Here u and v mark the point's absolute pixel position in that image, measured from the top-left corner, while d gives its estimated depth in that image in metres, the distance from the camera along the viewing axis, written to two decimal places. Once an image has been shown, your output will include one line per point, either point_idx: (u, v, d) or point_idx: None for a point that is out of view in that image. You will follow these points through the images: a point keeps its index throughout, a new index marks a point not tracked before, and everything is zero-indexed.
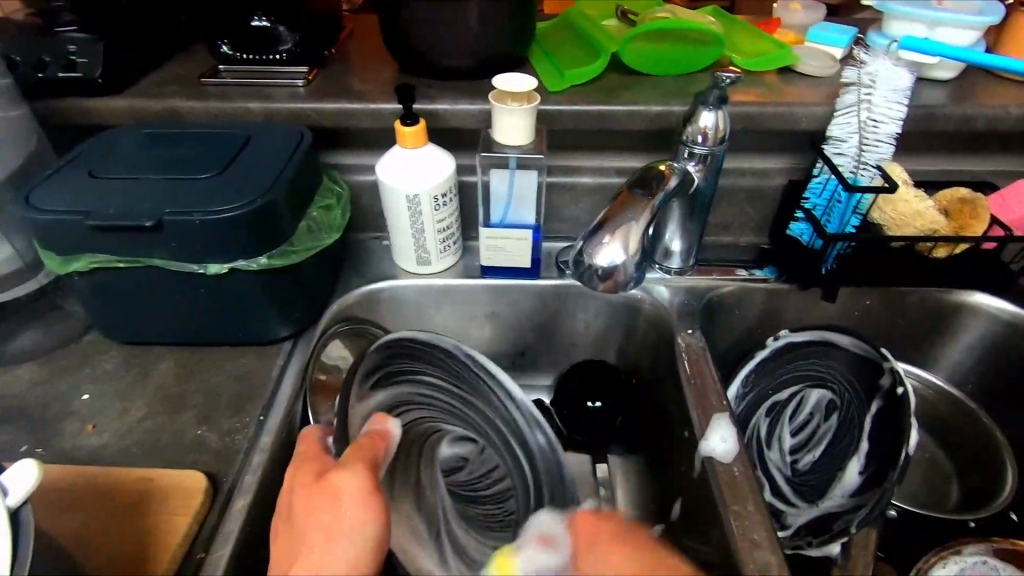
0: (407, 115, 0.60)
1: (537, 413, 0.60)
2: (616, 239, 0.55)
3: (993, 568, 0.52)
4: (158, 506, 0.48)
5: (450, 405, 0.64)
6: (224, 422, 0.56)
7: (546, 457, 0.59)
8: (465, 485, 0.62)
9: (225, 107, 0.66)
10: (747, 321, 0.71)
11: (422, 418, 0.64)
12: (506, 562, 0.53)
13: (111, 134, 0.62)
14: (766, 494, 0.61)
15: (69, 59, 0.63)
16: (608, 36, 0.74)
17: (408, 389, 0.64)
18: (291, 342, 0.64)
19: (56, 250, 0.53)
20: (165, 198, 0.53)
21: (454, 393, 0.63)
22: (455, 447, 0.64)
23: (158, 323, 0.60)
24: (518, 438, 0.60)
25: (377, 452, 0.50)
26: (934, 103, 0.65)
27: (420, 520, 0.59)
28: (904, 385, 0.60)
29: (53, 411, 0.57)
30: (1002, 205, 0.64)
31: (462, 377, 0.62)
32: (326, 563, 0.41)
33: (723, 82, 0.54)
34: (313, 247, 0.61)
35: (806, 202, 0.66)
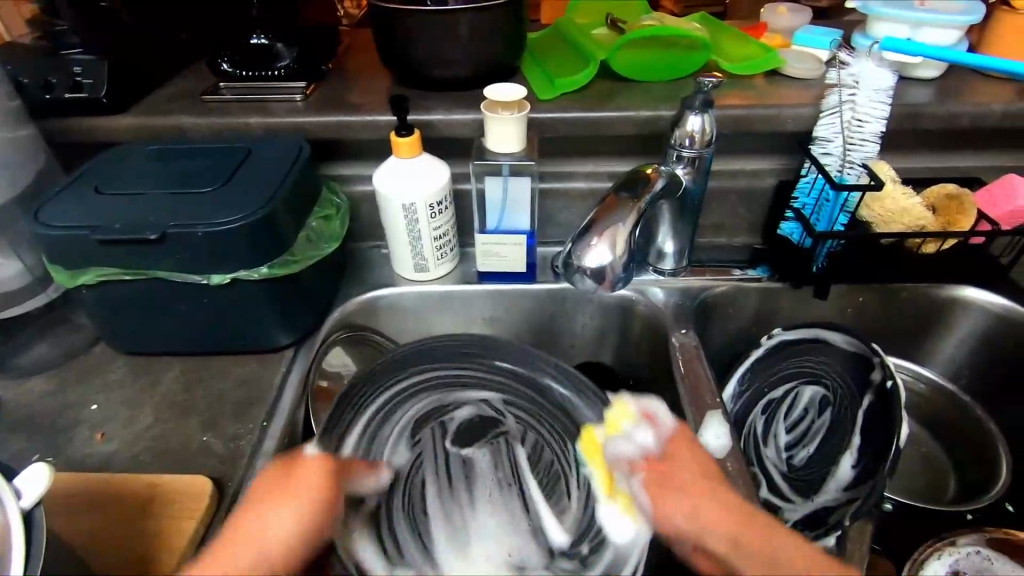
0: (402, 126, 0.62)
1: (501, 343, 0.61)
2: (604, 240, 0.56)
3: (986, 557, 0.53)
4: (167, 510, 0.49)
5: (434, 418, 0.60)
6: (229, 427, 0.58)
7: (544, 394, 0.60)
8: (500, 486, 0.57)
9: (227, 122, 0.68)
10: (741, 320, 0.72)
11: (423, 469, 0.57)
12: (595, 446, 0.56)
13: (116, 151, 0.64)
14: (762, 491, 0.62)
15: (75, 80, 0.65)
16: (598, 44, 0.75)
17: (355, 446, 0.55)
18: (293, 349, 0.65)
19: (65, 264, 0.55)
20: (169, 212, 0.55)
21: (424, 397, 0.60)
22: (474, 449, 0.59)
23: (164, 334, 0.62)
24: (483, 386, 0.61)
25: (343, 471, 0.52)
26: (919, 101, 0.66)
27: (483, 541, 0.54)
28: (893, 379, 0.60)
29: (63, 421, 0.59)
30: (990, 201, 0.65)
31: (457, 351, 0.61)
32: (271, 530, 0.43)
33: (706, 87, 0.56)
34: (312, 256, 0.62)
35: (795, 201, 0.68)
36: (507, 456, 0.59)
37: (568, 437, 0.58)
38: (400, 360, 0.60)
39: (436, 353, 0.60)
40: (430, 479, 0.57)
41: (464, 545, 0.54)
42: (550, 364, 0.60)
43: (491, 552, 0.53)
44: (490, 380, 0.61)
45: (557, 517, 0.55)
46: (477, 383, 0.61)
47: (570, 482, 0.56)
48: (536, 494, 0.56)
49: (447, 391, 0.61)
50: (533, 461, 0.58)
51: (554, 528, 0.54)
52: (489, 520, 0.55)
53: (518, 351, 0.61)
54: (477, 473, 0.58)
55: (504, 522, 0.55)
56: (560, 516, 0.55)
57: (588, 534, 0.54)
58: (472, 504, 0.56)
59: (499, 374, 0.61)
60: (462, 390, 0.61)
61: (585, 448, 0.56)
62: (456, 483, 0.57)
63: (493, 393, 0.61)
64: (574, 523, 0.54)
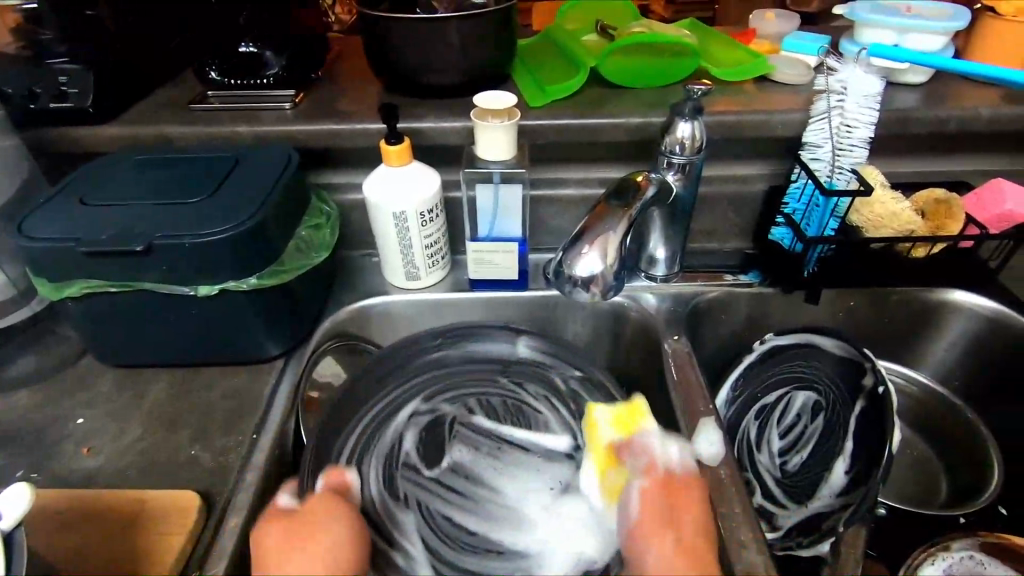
0: (391, 133, 0.61)
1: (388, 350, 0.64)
2: (594, 248, 0.56)
3: (979, 562, 0.53)
4: (153, 526, 0.48)
5: (410, 457, 0.58)
6: (218, 440, 0.57)
7: (454, 362, 0.65)
8: (495, 446, 0.59)
9: (215, 131, 0.67)
10: (733, 326, 0.72)
11: (435, 506, 0.55)
12: (594, 426, 0.56)
13: (102, 161, 0.63)
14: (756, 497, 0.62)
15: (60, 89, 0.64)
16: (588, 50, 0.76)
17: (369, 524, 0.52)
18: (283, 359, 0.64)
19: (48, 276, 0.54)
20: (156, 223, 0.54)
21: (369, 459, 0.57)
22: (449, 454, 0.59)
23: (151, 346, 0.61)
24: (405, 404, 0.61)
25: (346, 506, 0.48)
26: (907, 106, 0.66)
27: (517, 488, 0.56)
28: (885, 385, 0.60)
29: (48, 436, 0.58)
30: (978, 205, 0.65)
31: (369, 374, 0.62)
32: None
33: (695, 94, 0.56)
34: (302, 266, 0.61)
35: (786, 206, 0.68)
36: (474, 433, 0.60)
37: (494, 377, 0.64)
38: (322, 433, 0.56)
39: (352, 394, 0.60)
40: (453, 511, 0.55)
41: (522, 529, 0.53)
42: (437, 338, 0.65)
43: (539, 496, 0.55)
44: (406, 394, 0.62)
45: (546, 429, 0.60)
46: (397, 389, 0.62)
47: (529, 411, 0.61)
48: (519, 434, 0.60)
49: (383, 426, 0.59)
50: (492, 416, 0.61)
51: (552, 441, 0.59)
52: (515, 485, 0.56)
53: (414, 348, 0.64)
54: (463, 463, 0.58)
55: (521, 472, 0.57)
56: (548, 430, 0.60)
57: (576, 427, 0.60)
58: (488, 488, 0.56)
59: (405, 387, 0.62)
60: (388, 427, 0.59)
61: (586, 423, 0.57)
62: (463, 490, 0.56)
63: (414, 405, 0.61)
64: (561, 425, 0.60)
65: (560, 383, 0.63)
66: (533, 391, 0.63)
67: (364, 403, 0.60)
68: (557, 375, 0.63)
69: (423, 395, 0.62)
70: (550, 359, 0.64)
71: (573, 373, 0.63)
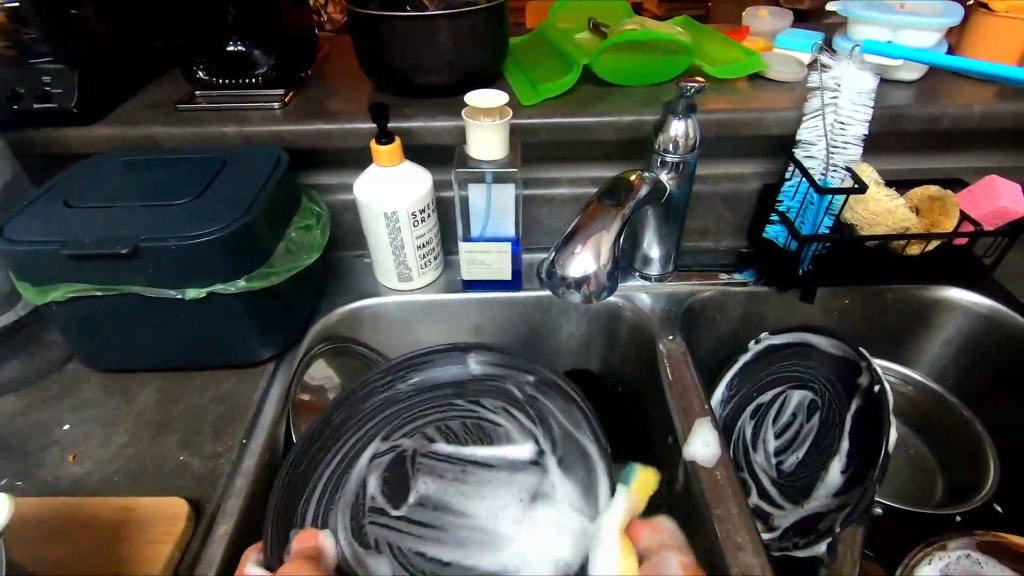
0: (382, 133, 0.61)
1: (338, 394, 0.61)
2: (588, 248, 0.55)
3: (976, 561, 0.52)
4: (140, 534, 0.47)
5: (376, 498, 0.56)
6: (207, 446, 0.56)
7: (408, 395, 0.62)
8: (460, 469, 0.59)
9: (202, 132, 0.66)
10: (729, 325, 0.72)
11: (408, 539, 0.54)
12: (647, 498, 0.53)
13: (87, 162, 0.62)
14: (752, 497, 0.61)
15: (43, 90, 0.63)
16: (581, 49, 0.75)
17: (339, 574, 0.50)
18: (274, 362, 0.63)
19: (31, 279, 0.53)
20: (142, 225, 0.53)
21: (336, 509, 0.55)
22: (414, 489, 0.57)
23: (138, 350, 0.60)
24: (362, 447, 0.59)
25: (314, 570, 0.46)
26: (900, 103, 0.66)
27: (484, 500, 0.56)
28: (881, 384, 0.61)
29: (33, 443, 0.57)
30: (972, 202, 0.65)
31: (322, 423, 0.58)
32: None
33: (689, 92, 0.55)
34: (292, 268, 0.61)
35: (780, 205, 0.68)
36: (435, 461, 0.59)
37: (452, 400, 0.62)
38: (287, 495, 0.53)
39: (312, 452, 0.57)
40: (428, 543, 0.54)
41: (499, 548, 0.53)
42: (387, 375, 0.62)
43: (508, 510, 0.55)
44: (361, 437, 0.59)
45: (507, 441, 0.60)
46: (350, 428, 0.59)
47: (485, 429, 0.61)
48: (481, 452, 0.60)
49: (343, 471, 0.57)
50: (451, 443, 0.60)
51: (515, 451, 0.59)
52: (483, 506, 0.56)
53: (366, 391, 0.61)
54: (427, 492, 0.57)
55: (487, 488, 0.57)
56: (507, 442, 0.60)
57: (536, 433, 0.60)
58: (458, 514, 0.55)
59: (361, 431, 0.59)
60: (349, 475, 0.57)
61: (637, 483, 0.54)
62: (434, 522, 0.55)
63: (374, 447, 0.59)
64: (522, 434, 0.60)
65: (517, 391, 0.63)
66: (490, 406, 0.62)
67: (317, 450, 0.57)
68: (512, 384, 0.63)
69: (381, 433, 0.60)
70: (504, 370, 0.63)
71: (527, 379, 0.63)
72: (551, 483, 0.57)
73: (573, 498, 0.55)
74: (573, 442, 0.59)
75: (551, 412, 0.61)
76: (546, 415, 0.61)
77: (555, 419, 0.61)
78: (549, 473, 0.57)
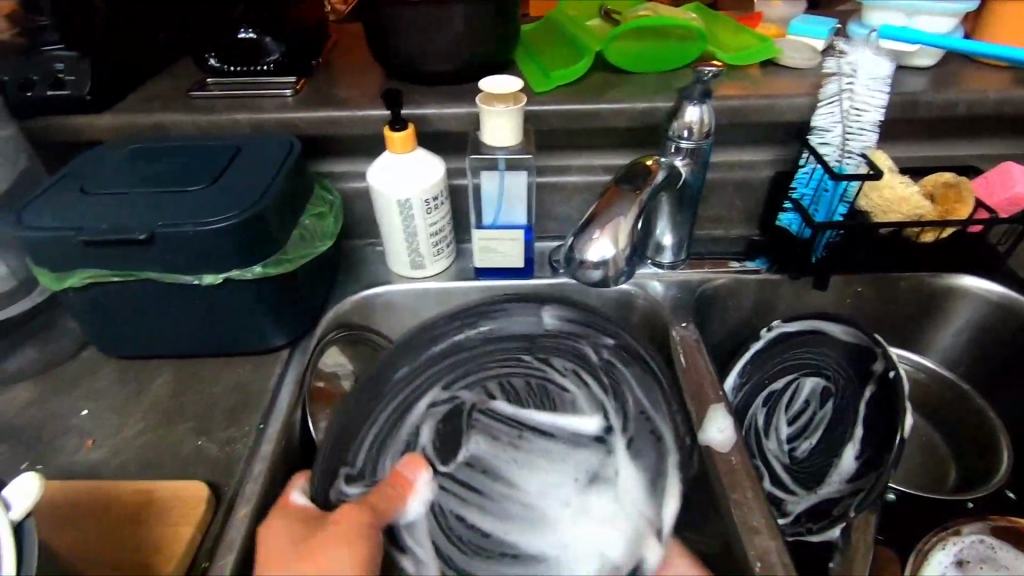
0: (395, 120, 0.60)
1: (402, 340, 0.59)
2: (606, 234, 0.56)
3: (989, 545, 0.53)
4: (161, 517, 0.48)
5: (427, 450, 0.56)
6: (224, 432, 0.56)
7: (474, 347, 0.59)
8: (514, 438, 0.58)
9: (214, 119, 0.66)
10: (741, 313, 0.72)
11: (451, 502, 0.54)
12: None
13: (102, 150, 0.62)
14: (765, 484, 0.62)
15: (57, 77, 0.63)
16: (592, 36, 0.75)
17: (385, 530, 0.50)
18: (288, 349, 0.64)
19: (49, 266, 0.53)
20: (158, 211, 0.53)
21: (387, 452, 0.55)
22: (465, 447, 0.57)
23: (154, 337, 0.60)
24: (423, 391, 0.58)
25: (389, 505, 0.49)
26: (915, 89, 0.65)
27: (538, 482, 0.55)
28: (895, 369, 0.61)
29: (51, 429, 0.57)
30: (987, 188, 0.65)
31: (378, 370, 0.57)
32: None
33: (705, 77, 0.55)
34: (307, 255, 0.61)
35: (794, 192, 0.67)
36: (491, 421, 0.58)
37: (520, 355, 0.60)
38: (332, 446, 0.53)
39: (362, 397, 0.56)
40: (471, 509, 0.54)
41: (546, 530, 0.53)
42: (455, 321, 0.59)
43: (564, 493, 0.54)
44: (420, 385, 0.58)
45: (575, 410, 0.58)
46: (407, 379, 0.57)
47: (552, 392, 0.59)
48: (542, 416, 0.58)
49: (400, 416, 0.57)
50: (510, 402, 0.59)
51: (581, 424, 0.58)
52: (534, 482, 0.55)
53: (430, 336, 0.58)
54: (482, 455, 0.57)
55: (542, 462, 0.56)
56: (574, 412, 0.58)
57: (608, 406, 0.58)
58: (508, 484, 0.55)
59: (419, 379, 0.58)
60: (405, 420, 0.57)
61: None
62: (480, 487, 0.55)
63: (432, 394, 0.58)
64: (590, 405, 0.58)
65: (593, 354, 0.59)
66: (560, 366, 0.60)
67: (376, 395, 0.56)
68: (590, 346, 0.59)
69: (442, 382, 0.58)
70: (582, 330, 0.59)
71: (607, 342, 0.59)
72: (615, 466, 0.55)
73: (635, 488, 0.54)
74: (646, 423, 0.57)
75: (627, 382, 0.58)
76: (622, 387, 0.58)
77: (630, 392, 0.58)
78: (615, 454, 0.56)
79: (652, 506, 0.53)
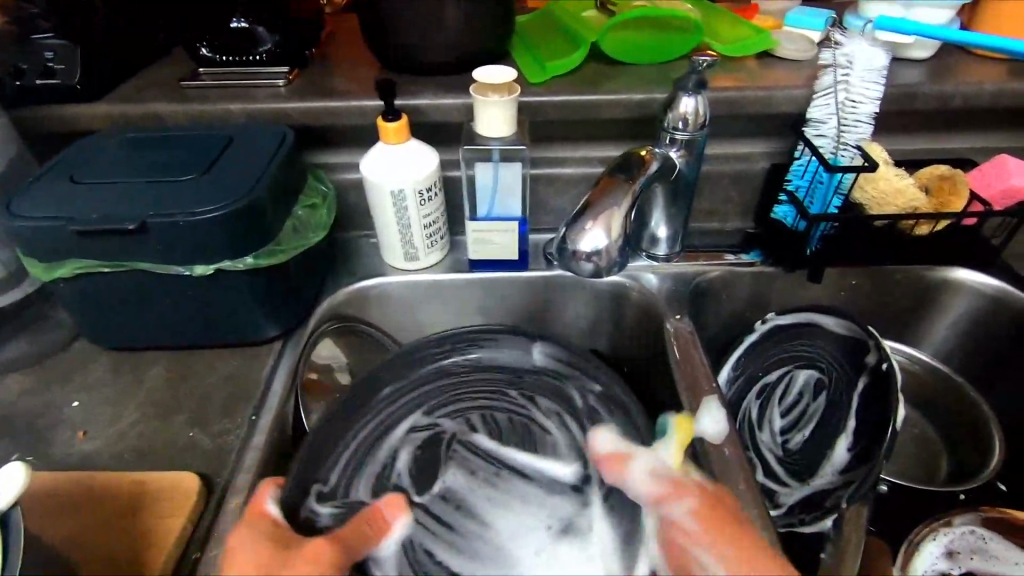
0: (389, 110, 0.60)
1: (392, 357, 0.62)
2: (598, 225, 0.56)
3: (980, 536, 0.53)
4: (153, 508, 0.48)
5: (403, 479, 0.55)
6: (217, 423, 0.56)
7: (462, 373, 0.62)
8: (490, 477, 0.56)
9: (206, 109, 0.66)
10: (735, 306, 0.72)
11: (421, 537, 0.52)
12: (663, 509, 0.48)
13: (93, 139, 0.62)
14: (758, 476, 0.62)
15: (46, 66, 0.63)
16: (588, 27, 0.74)
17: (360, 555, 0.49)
18: (281, 341, 0.63)
19: (39, 256, 0.53)
20: (149, 201, 0.53)
21: (362, 475, 0.55)
22: (441, 478, 0.56)
23: (146, 328, 0.60)
24: (406, 413, 0.59)
25: (360, 543, 0.46)
26: (912, 81, 0.65)
27: (509, 524, 0.53)
28: (889, 361, 0.61)
29: (43, 419, 0.57)
30: (983, 180, 0.64)
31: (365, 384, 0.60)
32: None
33: (701, 67, 0.55)
34: (300, 245, 0.60)
35: (789, 184, 0.67)
36: (471, 455, 0.58)
37: (504, 389, 0.62)
38: (307, 460, 0.53)
39: (347, 411, 0.58)
40: (437, 544, 0.51)
41: (513, 574, 0.50)
42: (443, 346, 0.62)
43: (536, 539, 0.52)
44: (402, 407, 0.60)
45: (553, 455, 0.57)
46: (394, 400, 0.60)
47: (535, 434, 0.59)
48: (522, 457, 0.58)
49: (381, 437, 0.58)
50: (491, 435, 0.59)
51: (559, 470, 0.56)
52: (505, 521, 0.53)
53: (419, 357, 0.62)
54: (459, 488, 0.56)
55: (518, 502, 0.54)
56: (555, 456, 0.57)
57: (586, 454, 0.57)
58: (480, 521, 0.53)
59: (405, 398, 0.60)
60: (384, 442, 0.57)
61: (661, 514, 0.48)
62: (453, 520, 0.53)
63: (414, 419, 0.59)
64: (571, 451, 0.57)
65: (577, 399, 0.60)
66: (545, 408, 0.60)
67: (361, 415, 0.58)
68: (574, 390, 0.61)
69: (424, 407, 0.60)
70: (567, 369, 0.62)
71: (591, 387, 0.60)
72: (590, 518, 0.52)
73: (610, 541, 0.50)
74: None
75: (603, 416, 0.58)
76: (601, 432, 0.58)
77: None
78: (590, 506, 0.53)
79: (622, 566, 0.49)
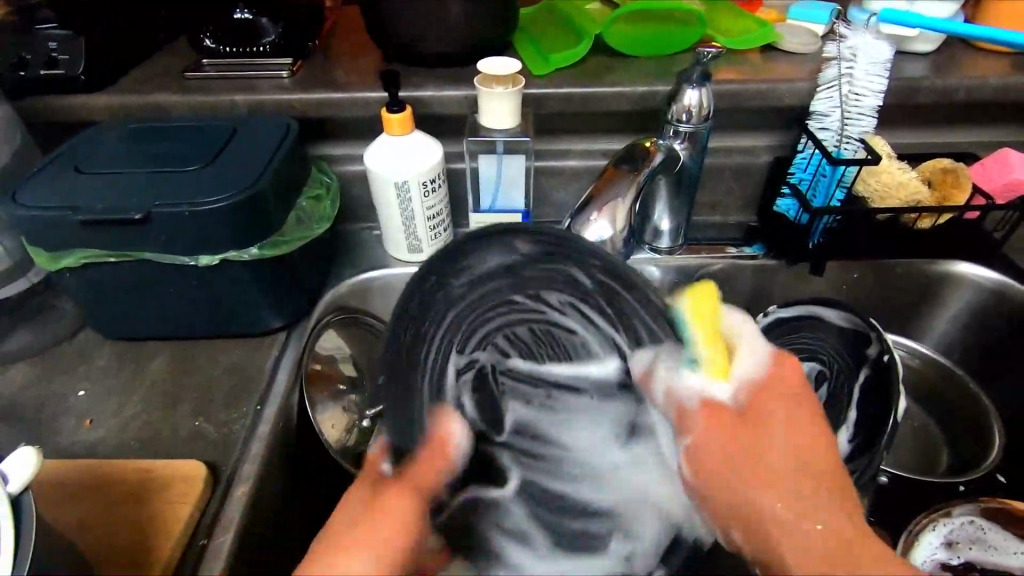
0: (393, 102, 0.60)
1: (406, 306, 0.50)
2: (603, 215, 0.57)
3: (979, 527, 0.54)
4: (160, 495, 0.48)
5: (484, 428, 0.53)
6: (222, 413, 0.57)
7: (482, 303, 0.53)
8: (545, 396, 0.56)
9: (211, 100, 0.66)
10: (737, 299, 0.72)
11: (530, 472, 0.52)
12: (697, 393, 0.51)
13: (98, 129, 0.62)
14: None
15: (49, 56, 0.62)
16: (592, 19, 0.74)
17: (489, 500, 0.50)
18: (285, 332, 0.64)
19: (44, 246, 0.53)
20: (154, 191, 0.53)
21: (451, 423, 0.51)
22: (506, 412, 0.55)
23: (150, 319, 0.60)
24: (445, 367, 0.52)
25: (429, 477, 0.46)
26: (915, 75, 0.65)
27: (579, 431, 0.54)
28: (890, 353, 0.60)
29: (48, 409, 0.57)
30: (985, 175, 0.65)
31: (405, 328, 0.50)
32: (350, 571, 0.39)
33: (705, 58, 0.56)
34: (304, 237, 0.61)
35: (792, 177, 0.67)
36: (518, 381, 0.56)
37: (510, 297, 0.54)
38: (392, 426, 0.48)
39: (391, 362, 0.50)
40: (545, 476, 0.52)
41: (603, 487, 0.52)
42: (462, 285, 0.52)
43: (606, 443, 0.53)
44: (440, 350, 0.52)
45: (586, 354, 0.56)
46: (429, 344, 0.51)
47: (561, 337, 0.56)
48: (560, 368, 0.56)
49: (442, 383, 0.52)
50: (524, 355, 0.56)
51: (598, 369, 0.55)
52: (578, 435, 0.54)
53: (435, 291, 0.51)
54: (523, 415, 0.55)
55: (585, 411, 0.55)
56: (592, 358, 0.55)
57: (621, 343, 0.54)
58: (557, 445, 0.54)
59: (440, 344, 0.52)
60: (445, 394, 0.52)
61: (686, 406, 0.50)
62: (540, 451, 0.53)
63: (452, 363, 0.53)
64: (604, 346, 0.55)
65: (582, 278, 0.53)
66: (555, 300, 0.55)
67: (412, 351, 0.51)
68: (577, 271, 0.53)
69: (455, 348, 0.53)
70: (553, 253, 0.52)
71: (592, 263, 0.53)
72: (649, 415, 0.52)
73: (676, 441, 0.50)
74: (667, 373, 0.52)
75: (636, 312, 0.53)
76: (629, 316, 0.53)
77: (636, 318, 0.53)
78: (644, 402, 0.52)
79: None
